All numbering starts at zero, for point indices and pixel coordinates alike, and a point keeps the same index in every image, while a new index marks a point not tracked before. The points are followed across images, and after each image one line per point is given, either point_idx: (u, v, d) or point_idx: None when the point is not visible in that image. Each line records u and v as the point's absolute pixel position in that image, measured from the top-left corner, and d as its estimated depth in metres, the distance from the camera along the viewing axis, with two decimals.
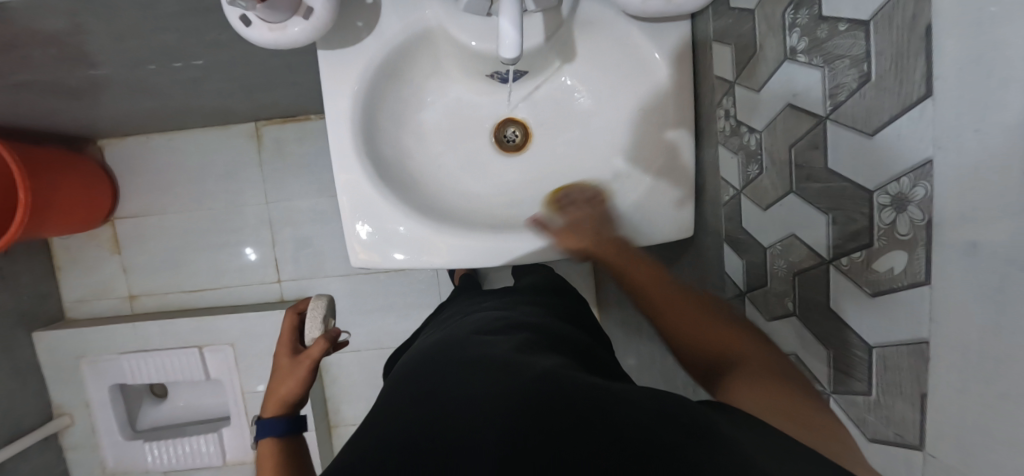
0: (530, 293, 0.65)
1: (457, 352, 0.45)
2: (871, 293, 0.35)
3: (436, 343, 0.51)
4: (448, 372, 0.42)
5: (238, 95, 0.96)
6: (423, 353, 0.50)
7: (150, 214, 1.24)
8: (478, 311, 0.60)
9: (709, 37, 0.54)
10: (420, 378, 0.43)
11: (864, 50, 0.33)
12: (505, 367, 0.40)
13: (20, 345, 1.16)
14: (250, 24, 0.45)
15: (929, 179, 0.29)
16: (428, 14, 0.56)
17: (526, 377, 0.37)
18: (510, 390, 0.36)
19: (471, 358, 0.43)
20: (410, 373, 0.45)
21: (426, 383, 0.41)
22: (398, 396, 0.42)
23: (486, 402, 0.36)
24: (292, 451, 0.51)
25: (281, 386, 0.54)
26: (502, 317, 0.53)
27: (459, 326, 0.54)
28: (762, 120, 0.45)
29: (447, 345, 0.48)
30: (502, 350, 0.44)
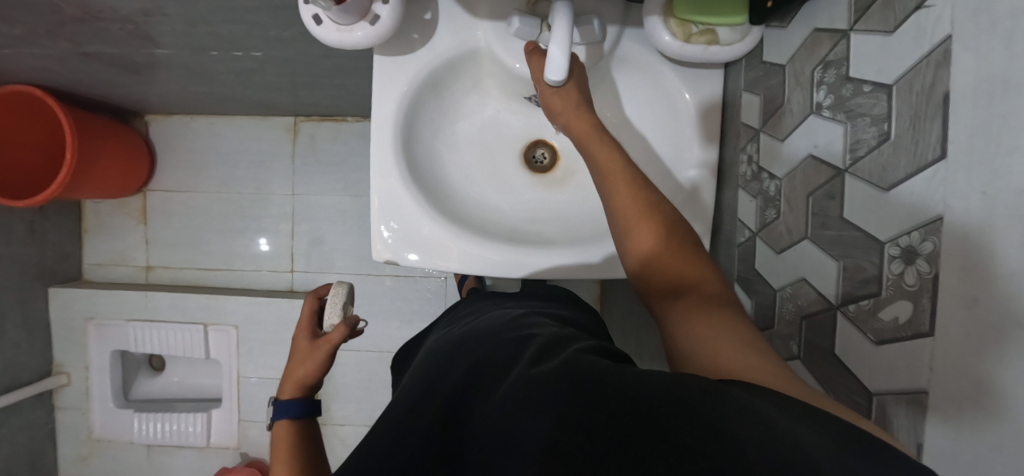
0: (546, 301, 0.66)
1: (474, 352, 0.44)
2: (874, 341, 0.36)
3: (453, 343, 0.50)
4: (473, 374, 0.40)
5: (285, 89, 1.02)
6: (439, 354, 0.49)
7: (180, 190, 1.29)
8: (499, 312, 0.60)
9: (738, 87, 0.57)
10: (437, 383, 0.42)
11: (884, 111, 0.35)
12: (521, 363, 0.38)
13: (35, 299, 1.19)
14: (320, 23, 0.49)
15: (937, 235, 0.31)
16: (479, 35, 0.59)
17: (537, 368, 0.36)
18: (521, 382, 0.35)
19: (488, 357, 0.42)
20: (425, 377, 0.44)
21: (452, 381, 0.41)
22: (414, 402, 0.41)
23: (503, 402, 0.34)
24: (306, 434, 0.55)
25: (300, 368, 0.57)
26: (524, 319, 0.51)
27: (475, 326, 0.54)
28: (784, 168, 0.47)
29: (464, 347, 0.47)
30: (527, 345, 0.42)
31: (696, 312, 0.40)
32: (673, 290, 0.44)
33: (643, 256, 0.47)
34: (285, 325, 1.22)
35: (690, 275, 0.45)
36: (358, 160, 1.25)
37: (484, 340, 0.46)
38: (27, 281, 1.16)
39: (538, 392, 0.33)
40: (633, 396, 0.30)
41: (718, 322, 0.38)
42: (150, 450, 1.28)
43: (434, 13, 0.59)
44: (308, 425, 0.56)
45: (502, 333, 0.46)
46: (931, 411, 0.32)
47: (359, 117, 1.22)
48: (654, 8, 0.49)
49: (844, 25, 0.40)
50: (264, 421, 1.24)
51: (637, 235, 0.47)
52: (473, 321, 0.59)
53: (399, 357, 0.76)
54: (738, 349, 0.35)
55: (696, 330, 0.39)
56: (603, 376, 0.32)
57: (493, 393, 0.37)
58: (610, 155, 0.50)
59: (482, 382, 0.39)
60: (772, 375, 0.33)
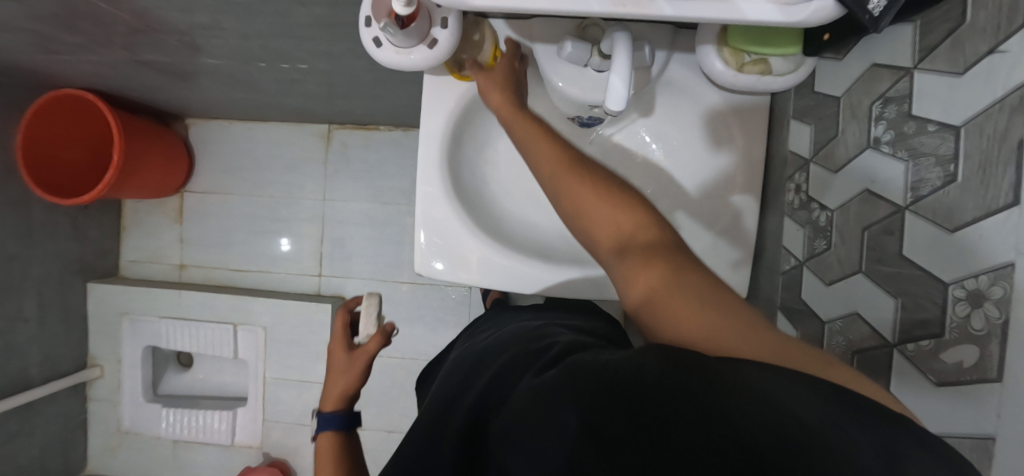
0: (578, 316, 0.65)
1: (489, 367, 0.43)
2: (936, 383, 0.36)
3: (476, 359, 0.49)
4: (482, 385, 0.40)
5: (324, 98, 1.04)
6: (463, 371, 0.48)
7: (216, 192, 1.32)
8: (517, 325, 0.59)
9: (786, 115, 0.57)
10: (457, 402, 0.41)
11: (952, 152, 0.35)
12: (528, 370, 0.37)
13: (75, 293, 1.23)
14: (380, 46, 0.50)
15: (1008, 280, 0.31)
16: (529, 55, 0.58)
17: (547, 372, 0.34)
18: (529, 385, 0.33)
19: (503, 370, 0.41)
20: (444, 396, 0.44)
21: (464, 398, 0.40)
22: (437, 421, 0.40)
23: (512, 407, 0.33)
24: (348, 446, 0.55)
25: (341, 380, 0.58)
26: (538, 331, 0.50)
27: (495, 340, 0.54)
28: (836, 200, 0.47)
29: (486, 363, 0.46)
30: (534, 354, 0.41)
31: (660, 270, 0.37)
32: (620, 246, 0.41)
33: (602, 229, 0.42)
34: (311, 328, 1.24)
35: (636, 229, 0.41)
36: (388, 168, 1.27)
37: (505, 354, 0.45)
38: (68, 275, 1.20)
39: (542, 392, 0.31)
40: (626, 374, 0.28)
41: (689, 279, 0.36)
42: (176, 445, 1.31)
43: (481, 34, 0.58)
44: (350, 437, 0.56)
45: (520, 345, 0.46)
46: (999, 459, 0.31)
47: (391, 126, 1.25)
48: (707, 37, 0.50)
49: (907, 63, 0.40)
50: (287, 421, 1.26)
51: (596, 209, 0.43)
52: (497, 333, 0.58)
53: (427, 368, 0.77)
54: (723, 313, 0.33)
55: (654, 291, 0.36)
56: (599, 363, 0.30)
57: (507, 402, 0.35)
58: (541, 138, 0.49)
59: (489, 389, 0.38)
60: (757, 341, 0.30)
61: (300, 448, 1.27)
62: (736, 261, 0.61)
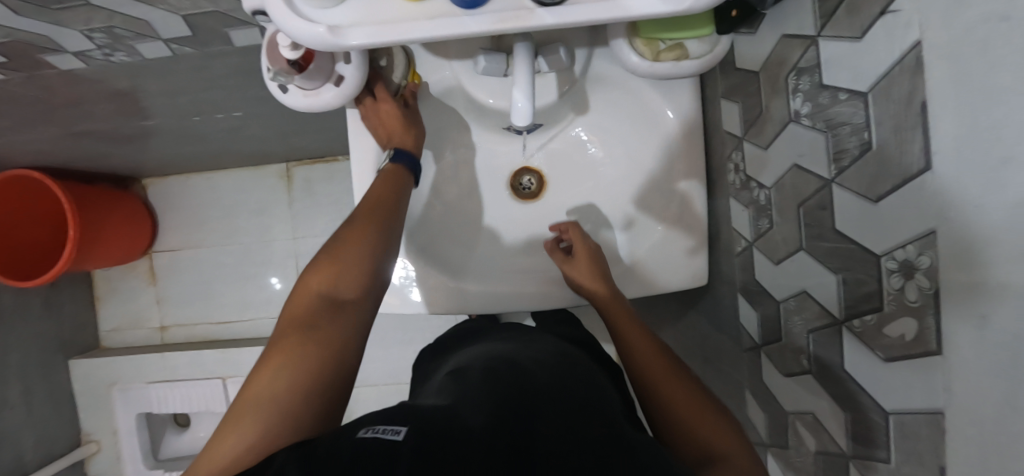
0: (566, 343, 0.62)
1: (544, 388, 0.44)
2: (884, 358, 0.35)
3: (516, 359, 0.49)
4: (542, 409, 0.40)
5: (273, 139, 1.02)
6: (502, 362, 0.48)
7: (185, 248, 1.30)
8: (540, 340, 0.59)
9: (717, 95, 0.56)
10: (506, 390, 0.42)
11: (864, 120, 0.34)
12: (597, 434, 0.38)
13: (58, 373, 1.21)
14: (286, 91, 0.49)
15: (934, 249, 0.29)
16: (448, 73, 0.58)
17: (620, 444, 0.37)
18: (596, 444, 0.37)
19: (554, 391, 0.44)
20: (480, 381, 0.44)
21: (514, 400, 0.40)
22: (475, 398, 0.41)
23: (565, 443, 0.36)
24: (385, 246, 0.49)
25: (409, 143, 0.56)
26: (583, 372, 0.51)
27: (528, 350, 0.54)
28: (771, 177, 0.46)
29: (535, 368, 0.48)
30: (600, 419, 0.42)
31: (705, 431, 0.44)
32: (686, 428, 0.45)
33: (675, 396, 0.48)
34: None
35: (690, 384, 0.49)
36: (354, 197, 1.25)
37: (555, 375, 0.47)
38: (48, 356, 1.18)
39: (617, 463, 0.35)
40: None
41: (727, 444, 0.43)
42: None
43: (389, 58, 0.57)
44: (391, 237, 0.50)
45: (574, 387, 0.46)
46: (951, 435, 0.30)
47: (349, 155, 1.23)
48: (616, 30, 0.49)
49: (812, 31, 0.38)
50: None
51: (657, 354, 0.52)
52: (518, 340, 0.58)
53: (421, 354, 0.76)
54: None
55: None
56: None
57: (571, 431, 0.38)
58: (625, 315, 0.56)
59: (548, 419, 0.39)
60: None
61: None
62: (692, 248, 0.60)
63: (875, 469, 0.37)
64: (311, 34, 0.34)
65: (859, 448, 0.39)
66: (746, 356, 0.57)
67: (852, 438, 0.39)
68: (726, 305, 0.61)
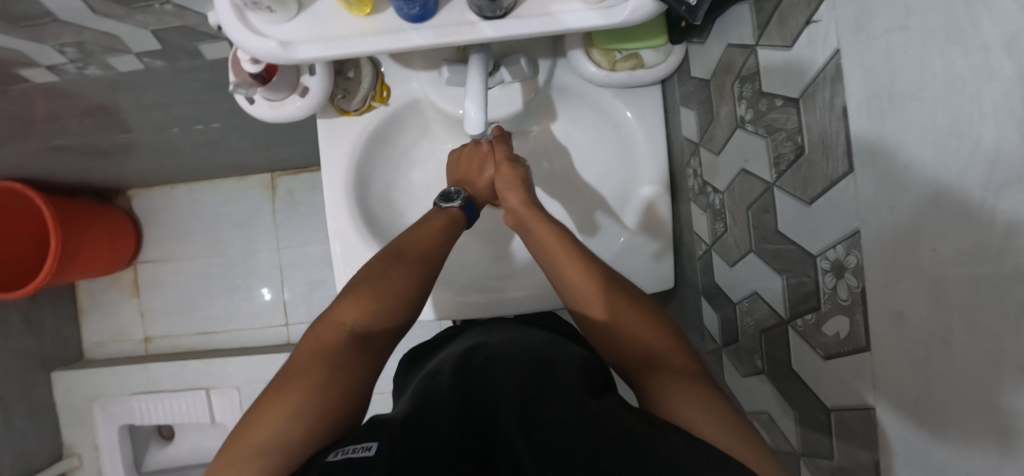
0: (540, 330, 0.60)
1: (511, 368, 0.44)
2: (823, 356, 0.35)
3: (485, 355, 0.49)
4: (506, 391, 0.41)
5: (255, 151, 1.04)
6: (471, 362, 0.48)
7: (169, 260, 1.31)
8: (521, 328, 0.60)
9: (676, 102, 0.57)
10: (472, 393, 0.42)
11: (797, 125, 0.35)
12: (562, 395, 0.39)
13: (40, 386, 1.21)
14: (252, 102, 0.50)
15: (859, 248, 0.31)
16: (415, 86, 0.60)
17: (580, 405, 0.37)
18: (556, 407, 0.37)
19: (519, 367, 0.44)
20: (447, 384, 0.44)
21: (479, 403, 0.41)
22: (443, 401, 0.41)
23: (531, 417, 0.36)
24: (420, 294, 0.52)
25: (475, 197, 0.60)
26: (556, 346, 0.51)
27: (505, 338, 0.54)
28: (723, 182, 0.47)
29: (497, 359, 0.47)
30: (567, 376, 0.42)
31: (668, 375, 0.41)
32: (643, 358, 0.44)
33: (619, 312, 0.46)
34: None
35: (645, 331, 0.45)
36: None
37: (518, 359, 0.46)
38: (29, 370, 1.18)
39: (584, 429, 0.34)
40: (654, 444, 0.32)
41: (691, 385, 0.40)
42: None
43: (357, 70, 0.57)
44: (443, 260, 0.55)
45: (539, 358, 0.46)
46: (881, 429, 0.31)
47: None
48: (573, 42, 0.50)
49: (751, 40, 0.40)
50: None
51: (613, 304, 0.47)
52: (490, 336, 0.57)
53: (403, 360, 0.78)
54: (723, 416, 0.37)
55: (678, 399, 0.39)
56: (637, 432, 0.33)
57: (535, 410, 0.37)
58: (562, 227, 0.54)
59: (515, 397, 0.39)
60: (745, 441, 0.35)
61: None
62: (657, 252, 0.61)
63: (821, 466, 0.38)
64: (263, 48, 0.35)
65: (808, 445, 0.39)
66: (709, 357, 0.58)
67: (801, 436, 0.40)
68: (691, 308, 0.63)
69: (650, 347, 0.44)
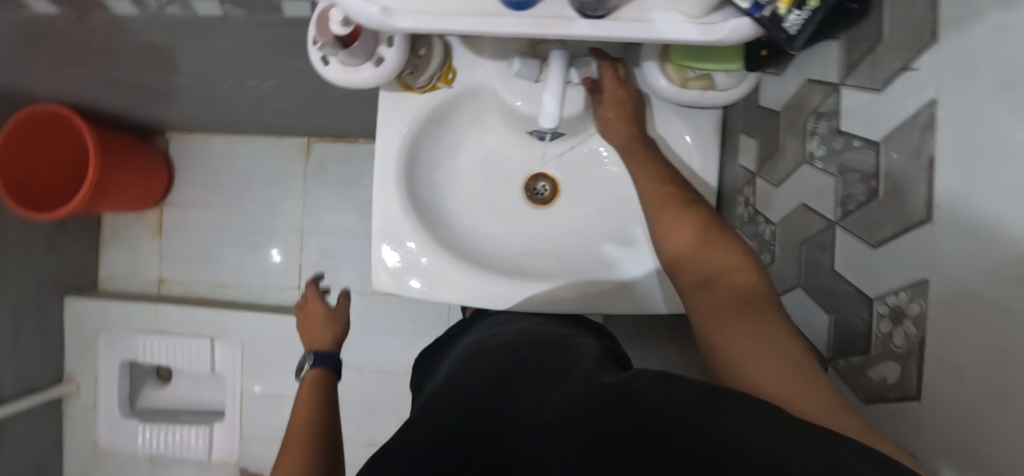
0: (546, 319, 0.60)
1: (525, 366, 0.43)
2: (864, 399, 0.36)
3: (490, 355, 0.49)
4: (522, 388, 0.39)
5: (299, 114, 1.05)
6: (477, 365, 0.49)
7: (195, 207, 1.32)
8: (535, 322, 0.57)
9: (737, 129, 0.57)
10: (488, 397, 0.41)
11: (874, 168, 0.35)
12: (568, 383, 0.36)
13: (52, 309, 1.22)
14: (327, 63, 0.51)
15: (924, 298, 0.31)
16: (481, 73, 0.60)
17: (586, 382, 0.34)
18: (562, 396, 0.34)
19: (537, 363, 0.43)
20: (459, 396, 0.44)
21: (491, 406, 0.40)
22: (447, 420, 0.41)
23: (542, 407, 0.35)
24: (330, 428, 0.56)
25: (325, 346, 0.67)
26: (572, 339, 0.48)
27: (517, 334, 0.53)
28: (778, 214, 0.48)
29: (510, 357, 0.47)
30: (585, 364, 0.39)
31: (721, 310, 0.36)
32: (703, 280, 0.40)
33: (682, 241, 0.43)
34: (289, 342, 1.23)
35: (720, 260, 0.40)
36: (367, 181, 1.27)
37: (536, 354, 0.45)
38: (44, 292, 1.19)
39: (581, 407, 0.31)
40: (649, 397, 0.28)
41: (752, 320, 0.34)
42: (153, 463, 1.28)
43: (428, 48, 0.57)
44: (330, 396, 0.60)
45: (556, 351, 0.44)
46: None
47: (369, 140, 1.26)
48: (650, 54, 0.51)
49: (835, 79, 0.40)
50: (266, 437, 1.25)
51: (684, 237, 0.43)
52: (496, 329, 0.58)
53: (423, 353, 0.80)
54: (774, 359, 0.30)
55: (729, 339, 0.33)
56: (645, 392, 0.29)
57: (549, 398, 0.35)
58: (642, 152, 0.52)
59: (525, 395, 0.38)
60: (803, 380, 0.29)
61: None
62: None
63: None
64: (365, 11, 0.36)
65: None
66: None
67: None
68: None
69: (721, 277, 0.39)
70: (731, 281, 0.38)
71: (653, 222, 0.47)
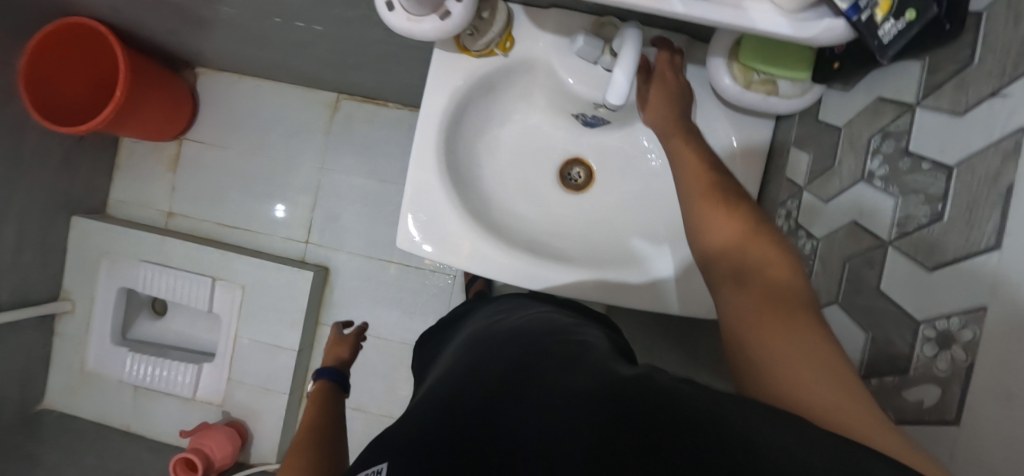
0: (552, 307, 0.59)
1: (530, 346, 0.41)
2: (895, 419, 0.37)
3: (491, 337, 0.47)
4: (528, 367, 0.37)
5: (336, 66, 1.04)
6: (479, 347, 0.47)
7: (214, 146, 1.31)
8: (538, 311, 0.56)
9: (787, 142, 0.57)
10: (492, 372, 0.39)
11: (942, 192, 0.35)
12: (579, 368, 0.35)
13: (58, 225, 1.21)
14: (392, 10, 0.50)
15: (978, 324, 0.30)
16: (540, 46, 0.59)
17: (600, 375, 0.33)
18: (573, 384, 0.33)
19: (542, 344, 0.41)
20: (464, 371, 0.42)
21: (496, 378, 0.38)
22: (448, 393, 0.39)
23: (552, 392, 0.33)
24: (336, 427, 0.55)
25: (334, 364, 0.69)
26: (575, 326, 0.47)
27: (518, 319, 0.51)
28: (822, 229, 0.49)
29: (514, 340, 0.44)
30: (595, 353, 0.37)
31: (756, 309, 0.34)
32: (733, 272, 0.38)
33: (715, 235, 0.41)
34: (289, 294, 1.22)
35: (760, 250, 0.38)
36: (390, 147, 1.26)
37: (540, 336, 0.42)
38: (53, 207, 1.18)
39: (591, 397, 0.30)
40: (686, 406, 0.28)
41: (791, 323, 0.32)
42: (137, 393, 1.27)
43: (491, 12, 0.56)
44: (336, 408, 0.60)
45: (562, 335, 0.42)
46: None
47: (399, 105, 1.24)
48: (718, 50, 0.50)
49: (911, 99, 0.39)
50: (253, 384, 1.24)
51: (722, 226, 0.40)
52: (503, 315, 0.57)
53: (425, 335, 0.79)
54: (814, 368, 0.29)
55: (767, 341, 0.32)
56: (670, 397, 0.29)
57: (556, 383, 0.34)
58: (683, 135, 0.50)
59: (531, 375, 0.36)
60: (841, 392, 0.28)
61: (261, 413, 1.24)
62: None
63: None
64: None
65: None
66: None
67: None
68: None
69: (759, 270, 0.36)
70: (769, 277, 0.36)
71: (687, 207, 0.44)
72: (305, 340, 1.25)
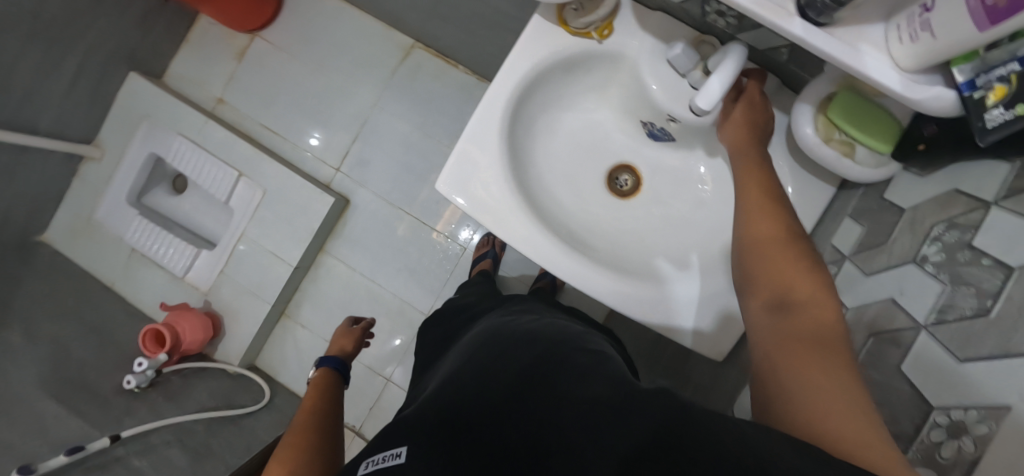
0: (565, 314, 0.59)
1: (548, 345, 0.42)
2: None
3: (506, 331, 0.49)
4: (545, 366, 0.39)
5: (423, 11, 1.06)
6: (494, 339, 0.48)
7: (283, 50, 1.33)
8: (553, 316, 0.57)
9: (844, 212, 0.58)
10: (507, 366, 0.40)
11: (996, 289, 0.33)
12: (596, 377, 0.36)
13: (115, 76, 1.24)
14: None
15: (996, 422, 0.30)
16: (633, 44, 0.60)
17: (619, 389, 0.34)
18: (591, 393, 0.34)
19: (559, 347, 0.42)
20: (480, 361, 0.43)
21: (512, 371, 0.39)
22: (464, 382, 0.40)
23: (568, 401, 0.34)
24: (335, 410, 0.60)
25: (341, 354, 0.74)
26: (592, 338, 0.47)
27: (536, 319, 0.52)
28: (854, 301, 0.49)
29: (529, 337, 0.45)
30: (613, 366, 0.38)
31: (793, 345, 0.34)
32: (778, 301, 0.38)
33: (762, 272, 0.40)
34: (305, 211, 1.24)
35: (802, 289, 0.37)
36: (446, 106, 1.27)
37: (556, 340, 0.44)
38: (117, 58, 1.21)
39: (612, 410, 0.32)
40: (704, 430, 0.28)
41: (829, 362, 0.32)
42: (132, 257, 1.28)
43: None
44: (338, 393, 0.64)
45: (579, 344, 0.43)
46: None
47: (467, 69, 1.25)
48: (808, 98, 0.51)
49: (989, 198, 0.38)
50: (242, 285, 1.25)
51: (765, 269, 0.40)
52: (512, 316, 0.57)
53: (427, 322, 0.80)
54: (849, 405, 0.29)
55: (803, 377, 0.32)
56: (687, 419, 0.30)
57: (574, 388, 0.35)
58: (752, 169, 0.50)
59: (549, 374, 0.37)
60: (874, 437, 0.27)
61: (239, 314, 1.25)
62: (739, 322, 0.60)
63: None
64: None
65: None
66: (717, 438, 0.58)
67: None
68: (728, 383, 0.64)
69: (800, 307, 0.36)
70: (812, 316, 0.35)
71: (738, 244, 0.45)
72: (304, 259, 1.26)
